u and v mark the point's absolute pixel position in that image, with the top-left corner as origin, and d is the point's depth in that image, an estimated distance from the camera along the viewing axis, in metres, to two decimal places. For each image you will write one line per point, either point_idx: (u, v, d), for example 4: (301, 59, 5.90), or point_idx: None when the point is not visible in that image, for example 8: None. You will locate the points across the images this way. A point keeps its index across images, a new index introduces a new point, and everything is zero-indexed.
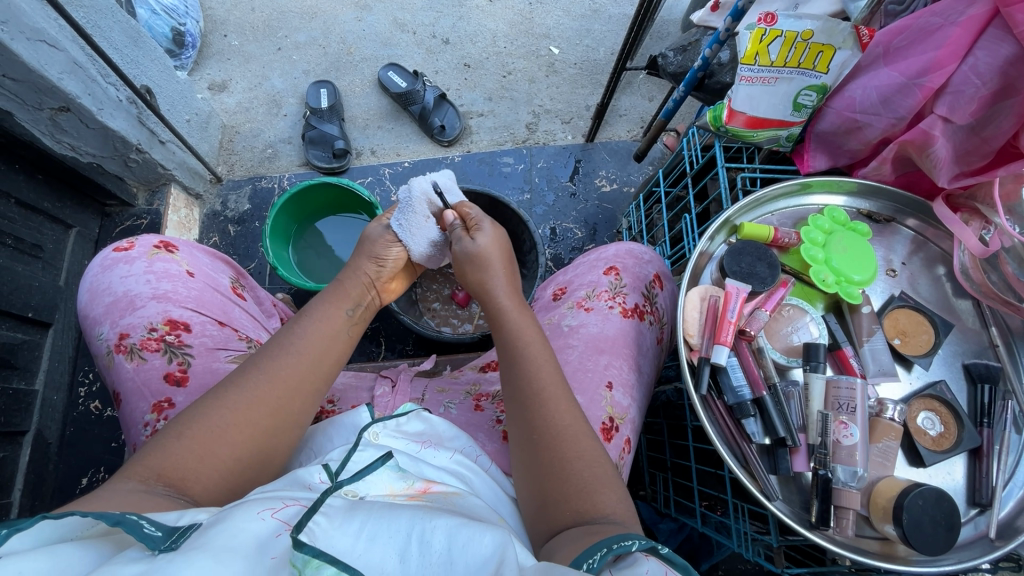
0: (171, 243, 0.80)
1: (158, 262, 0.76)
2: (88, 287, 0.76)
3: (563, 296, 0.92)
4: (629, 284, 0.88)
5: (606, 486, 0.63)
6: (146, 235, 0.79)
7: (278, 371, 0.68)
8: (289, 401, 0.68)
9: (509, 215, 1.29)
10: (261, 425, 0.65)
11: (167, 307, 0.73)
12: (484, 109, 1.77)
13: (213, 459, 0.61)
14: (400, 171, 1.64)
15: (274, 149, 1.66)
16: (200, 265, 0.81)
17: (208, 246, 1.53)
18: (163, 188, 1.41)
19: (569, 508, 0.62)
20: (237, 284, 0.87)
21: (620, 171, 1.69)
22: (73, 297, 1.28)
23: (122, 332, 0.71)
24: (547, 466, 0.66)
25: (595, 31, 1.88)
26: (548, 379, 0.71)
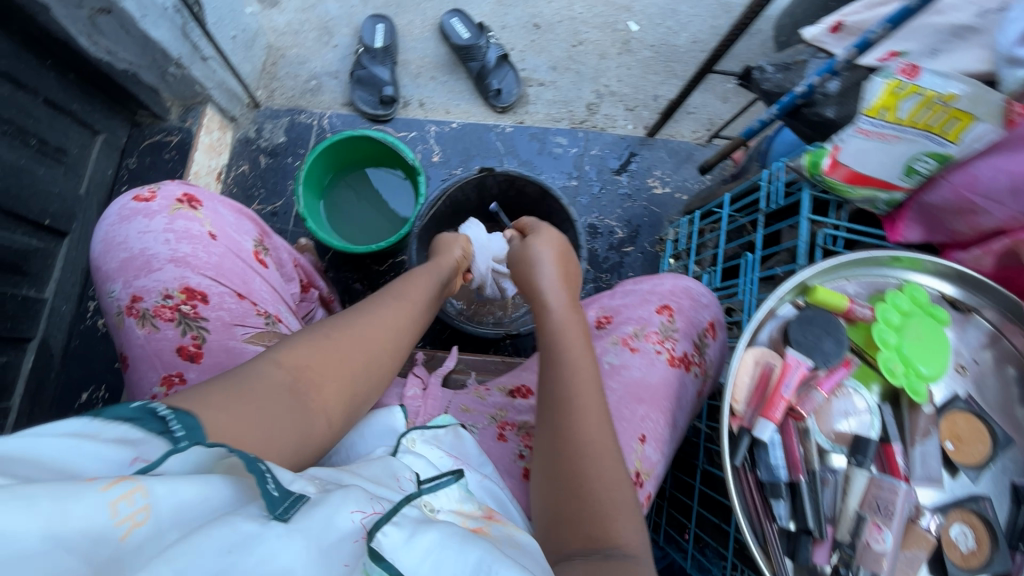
0: (195, 197, 0.75)
1: (178, 219, 0.71)
2: (104, 238, 0.72)
3: (607, 327, 0.86)
4: (681, 329, 0.84)
5: (618, 510, 0.60)
6: (170, 186, 0.75)
7: (385, 325, 0.79)
8: (387, 359, 0.77)
9: (560, 212, 1.19)
10: (369, 369, 0.73)
11: (185, 273, 0.68)
12: (546, 78, 1.64)
13: (330, 391, 0.68)
14: (446, 131, 1.54)
15: (318, 82, 1.55)
16: (223, 225, 0.76)
17: (237, 174, 1.46)
18: (199, 106, 1.32)
19: (584, 528, 0.59)
20: (262, 247, 0.82)
21: (676, 175, 1.58)
22: (92, 207, 1.22)
23: (135, 294, 0.68)
24: (567, 474, 0.62)
25: (680, 14, 1.73)
26: (581, 380, 0.69)
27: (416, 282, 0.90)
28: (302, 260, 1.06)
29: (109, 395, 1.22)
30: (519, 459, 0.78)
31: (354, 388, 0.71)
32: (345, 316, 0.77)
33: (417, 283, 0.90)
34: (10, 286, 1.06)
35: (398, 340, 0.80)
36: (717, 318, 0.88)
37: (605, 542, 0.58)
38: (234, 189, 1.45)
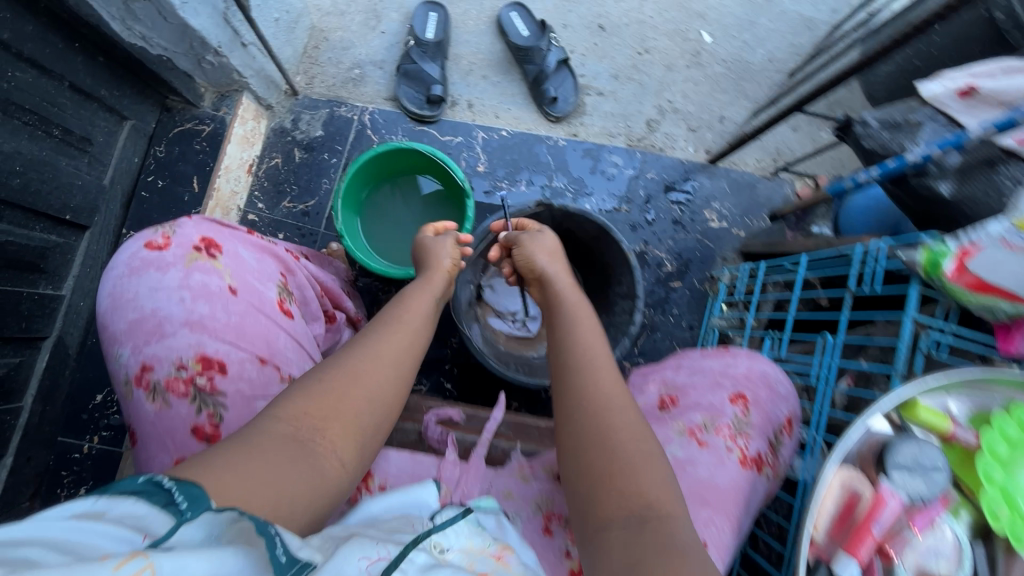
0: (214, 242, 0.69)
1: (195, 271, 0.65)
2: (111, 292, 0.65)
3: (673, 411, 0.88)
4: (754, 425, 0.84)
5: (647, 460, 0.64)
6: (188, 228, 0.69)
7: (387, 344, 0.76)
8: (392, 385, 0.72)
9: (616, 253, 1.09)
10: (374, 399, 0.69)
11: (201, 339, 0.63)
12: (606, 88, 1.51)
13: (339, 427, 0.64)
14: (494, 139, 1.43)
15: (361, 71, 1.44)
16: (245, 274, 0.69)
17: (268, 166, 1.36)
18: (234, 94, 1.23)
19: (625, 492, 0.61)
20: (286, 292, 0.75)
21: (736, 208, 1.47)
22: (116, 198, 1.14)
23: (145, 362, 0.62)
24: (597, 444, 0.66)
25: (758, 27, 1.58)
26: (597, 365, 0.75)
27: (411, 299, 0.88)
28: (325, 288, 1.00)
29: None
30: (565, 556, 0.70)
31: (361, 424, 0.67)
32: (338, 353, 0.73)
33: (413, 300, 0.88)
34: (26, 285, 0.98)
35: (402, 359, 0.76)
36: (793, 413, 0.88)
37: (651, 504, 0.59)
38: (265, 184, 1.35)
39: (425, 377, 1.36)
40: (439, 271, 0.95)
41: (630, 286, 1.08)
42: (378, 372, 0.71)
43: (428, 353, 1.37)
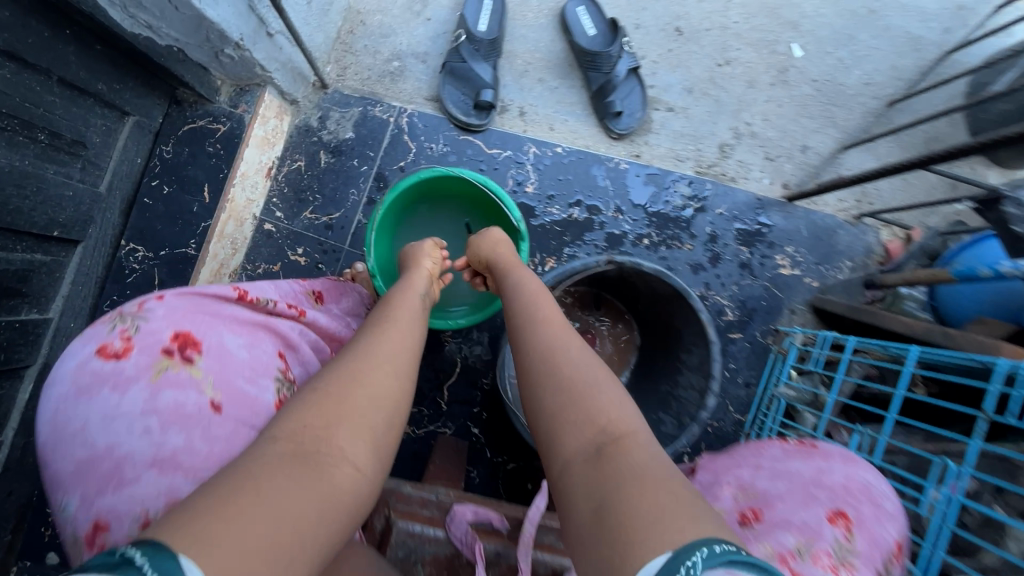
0: (190, 338, 0.56)
1: (165, 388, 0.52)
2: (52, 416, 0.51)
3: (758, 531, 0.66)
4: (864, 551, 0.61)
5: (601, 392, 0.63)
6: (156, 321, 0.55)
7: (385, 343, 0.70)
8: (398, 382, 0.66)
9: (689, 319, 0.94)
10: (377, 400, 0.62)
11: (176, 483, 0.49)
12: (677, 103, 1.33)
13: (345, 430, 0.57)
14: (547, 155, 1.26)
15: (401, 64, 1.25)
16: (233, 377, 0.57)
17: (290, 169, 1.19)
18: (255, 89, 1.06)
19: (581, 424, 0.60)
20: (284, 385, 0.64)
21: (811, 255, 1.30)
22: (113, 205, 0.99)
23: (99, 521, 0.48)
24: (563, 395, 0.64)
25: (857, 43, 1.37)
26: (551, 324, 0.75)
27: (400, 300, 0.83)
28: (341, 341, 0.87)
29: None
30: None
31: (371, 424, 0.60)
32: (335, 359, 0.67)
33: (403, 300, 0.83)
34: (5, 314, 0.83)
35: (403, 354, 0.70)
36: (904, 538, 0.66)
37: (607, 431, 0.58)
38: (286, 190, 1.19)
39: (451, 419, 1.22)
40: (417, 276, 0.91)
41: (701, 360, 0.93)
42: (383, 374, 0.65)
43: (456, 393, 1.23)
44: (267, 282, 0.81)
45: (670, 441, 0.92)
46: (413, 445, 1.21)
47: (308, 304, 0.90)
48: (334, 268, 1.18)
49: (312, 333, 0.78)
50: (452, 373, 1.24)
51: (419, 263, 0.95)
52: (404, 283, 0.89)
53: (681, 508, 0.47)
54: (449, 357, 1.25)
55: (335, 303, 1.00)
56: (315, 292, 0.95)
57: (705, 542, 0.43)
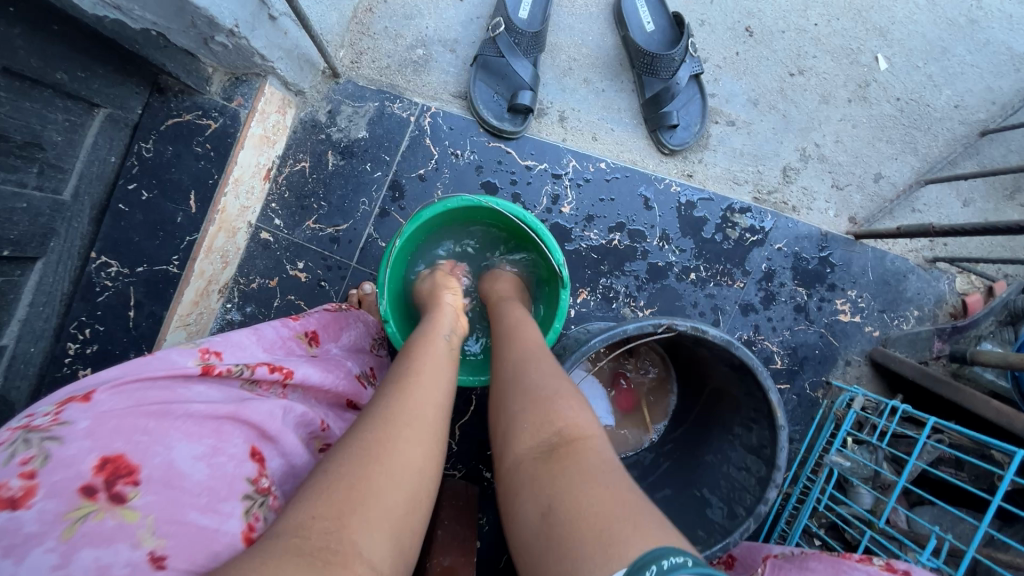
0: (121, 465, 0.44)
1: (82, 546, 0.40)
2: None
3: None
4: None
5: (565, 396, 0.61)
6: (74, 444, 0.43)
7: (407, 403, 0.58)
8: (427, 456, 0.55)
9: (752, 393, 0.80)
10: (403, 476, 0.52)
11: None
12: (740, 116, 1.16)
13: (362, 519, 0.48)
14: (588, 170, 1.09)
15: (425, 52, 1.07)
16: (182, 511, 0.45)
17: (293, 171, 1.03)
18: (252, 79, 0.90)
19: (536, 426, 0.58)
20: (258, 502, 0.50)
21: (876, 301, 1.16)
22: (81, 213, 0.83)
23: None
24: (529, 404, 0.60)
25: (951, 58, 1.19)
26: (524, 342, 0.71)
27: (425, 350, 0.67)
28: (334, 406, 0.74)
29: None
30: None
31: (391, 509, 0.50)
32: (352, 431, 0.56)
33: (428, 351, 0.67)
34: None
35: (435, 422, 0.59)
36: None
37: (562, 434, 0.56)
38: (287, 194, 1.03)
39: (460, 461, 1.10)
40: (442, 317, 0.76)
41: (763, 441, 0.80)
42: (409, 448, 0.54)
43: (469, 433, 1.11)
44: (245, 333, 0.67)
45: (721, 534, 0.80)
46: None
47: (300, 351, 0.75)
48: (339, 289, 1.03)
49: (300, 407, 0.63)
50: (466, 411, 1.11)
51: (439, 302, 0.79)
52: (428, 324, 0.74)
53: (636, 519, 0.46)
54: (463, 393, 1.11)
55: (334, 341, 0.84)
56: (310, 333, 0.80)
57: (657, 553, 0.42)
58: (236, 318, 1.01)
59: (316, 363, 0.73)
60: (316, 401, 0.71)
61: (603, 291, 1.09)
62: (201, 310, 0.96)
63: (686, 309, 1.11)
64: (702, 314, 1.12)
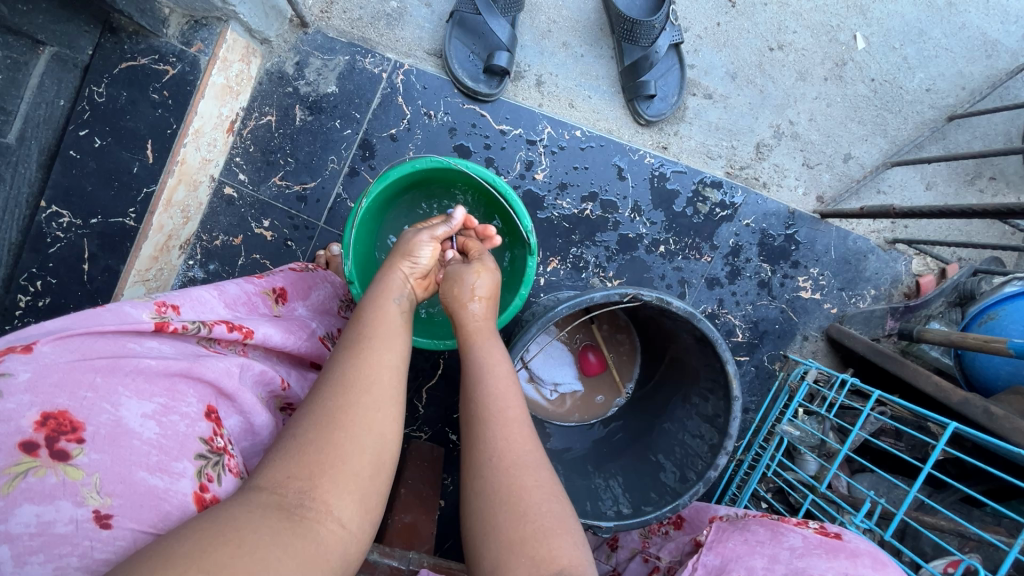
0: (64, 422, 0.44)
1: (23, 501, 0.41)
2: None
3: None
4: None
5: (560, 524, 0.55)
6: (14, 398, 0.43)
7: (364, 366, 0.56)
8: (388, 418, 0.54)
9: (710, 364, 0.83)
10: (371, 446, 0.52)
11: None
12: (718, 90, 1.15)
13: (334, 480, 0.49)
14: (563, 138, 1.08)
15: (400, 4, 1.03)
16: (130, 472, 0.45)
17: (258, 125, 0.99)
18: (213, 24, 0.86)
19: (534, 561, 0.52)
20: (213, 461, 0.50)
21: (837, 279, 1.19)
22: (27, 159, 0.80)
23: None
24: (507, 494, 0.56)
25: (927, 41, 1.20)
26: (509, 417, 0.61)
27: (374, 312, 0.64)
28: (295, 368, 0.74)
29: None
30: None
31: (358, 473, 0.50)
32: (313, 395, 0.55)
33: (385, 312, 0.65)
34: None
35: (400, 379, 0.58)
36: None
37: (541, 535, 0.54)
38: (252, 149, 0.99)
39: (427, 423, 1.12)
40: (397, 277, 0.70)
41: (717, 411, 0.84)
42: (370, 413, 0.53)
43: (436, 396, 1.12)
44: (206, 289, 0.66)
45: (671, 496, 0.83)
46: None
47: (264, 309, 0.74)
48: (306, 249, 1.01)
49: (259, 364, 0.63)
50: (434, 374, 1.12)
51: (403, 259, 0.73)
52: (379, 286, 0.69)
53: None
54: (431, 357, 1.12)
55: (301, 300, 0.83)
56: (276, 290, 0.79)
57: None
58: (199, 276, 0.99)
59: (279, 322, 0.72)
60: (279, 359, 0.72)
61: (573, 260, 1.10)
62: (161, 266, 0.94)
63: (654, 281, 1.13)
64: (669, 286, 1.14)
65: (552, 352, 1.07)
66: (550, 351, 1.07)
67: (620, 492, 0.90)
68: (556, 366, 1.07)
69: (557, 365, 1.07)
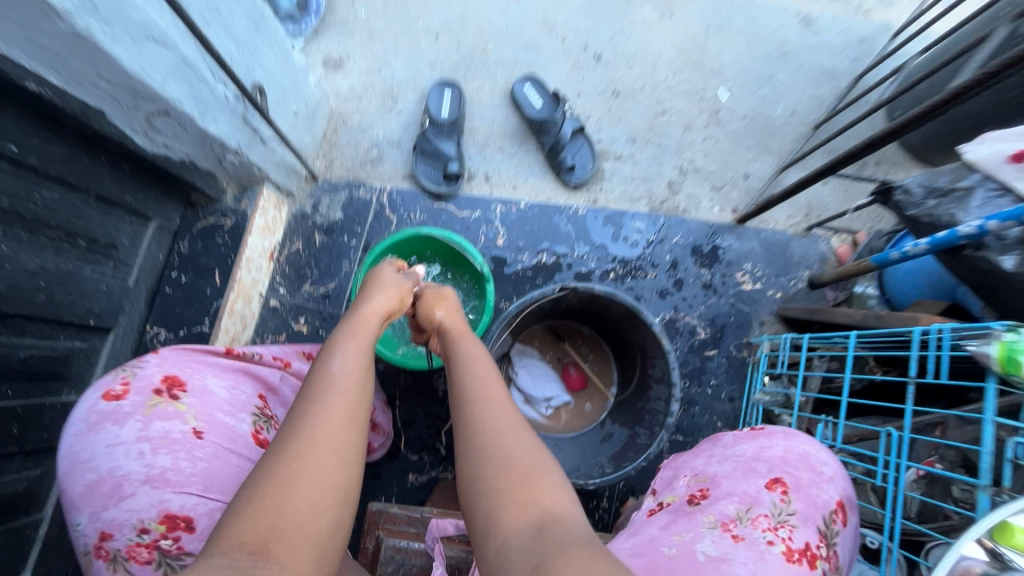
0: (176, 380, 0.64)
1: (156, 420, 0.60)
2: (67, 453, 0.58)
3: (702, 504, 0.79)
4: (798, 512, 0.75)
5: (540, 469, 0.66)
6: (150, 367, 0.63)
7: (313, 432, 0.63)
8: (337, 461, 0.62)
9: (648, 336, 1.04)
10: (320, 499, 0.59)
11: (166, 496, 0.58)
12: (624, 152, 1.49)
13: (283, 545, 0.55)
14: (512, 211, 1.42)
15: (379, 151, 1.45)
16: (214, 412, 0.65)
17: (290, 252, 1.37)
18: (255, 187, 1.25)
19: (522, 503, 0.63)
20: (262, 420, 0.71)
21: (769, 269, 1.40)
22: (139, 297, 1.16)
23: (105, 530, 0.57)
24: (491, 455, 0.68)
25: (777, 81, 1.55)
26: (487, 391, 0.77)
27: (327, 369, 0.71)
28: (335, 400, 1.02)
29: None
30: None
31: (312, 533, 0.58)
32: (265, 459, 0.61)
33: (336, 365, 0.71)
34: (49, 395, 0.98)
35: (346, 438, 0.65)
36: (843, 498, 0.79)
37: (521, 483, 0.65)
38: (287, 269, 1.35)
39: (450, 463, 1.30)
40: (363, 326, 0.82)
41: (663, 371, 1.02)
42: (325, 464, 0.61)
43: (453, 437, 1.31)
44: (268, 347, 0.94)
45: (645, 451, 0.98)
46: (417, 491, 1.28)
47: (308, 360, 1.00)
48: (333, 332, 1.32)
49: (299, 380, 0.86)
50: (448, 418, 1.31)
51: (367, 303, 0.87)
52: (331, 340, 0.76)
53: (584, 551, 0.55)
54: (444, 403, 1.32)
55: None
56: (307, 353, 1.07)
57: None
58: None
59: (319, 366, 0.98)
60: None
61: None
62: None
63: None
64: None
65: (536, 374, 1.27)
66: (533, 374, 1.26)
67: (607, 465, 1.05)
68: (543, 386, 1.26)
69: (545, 385, 1.26)
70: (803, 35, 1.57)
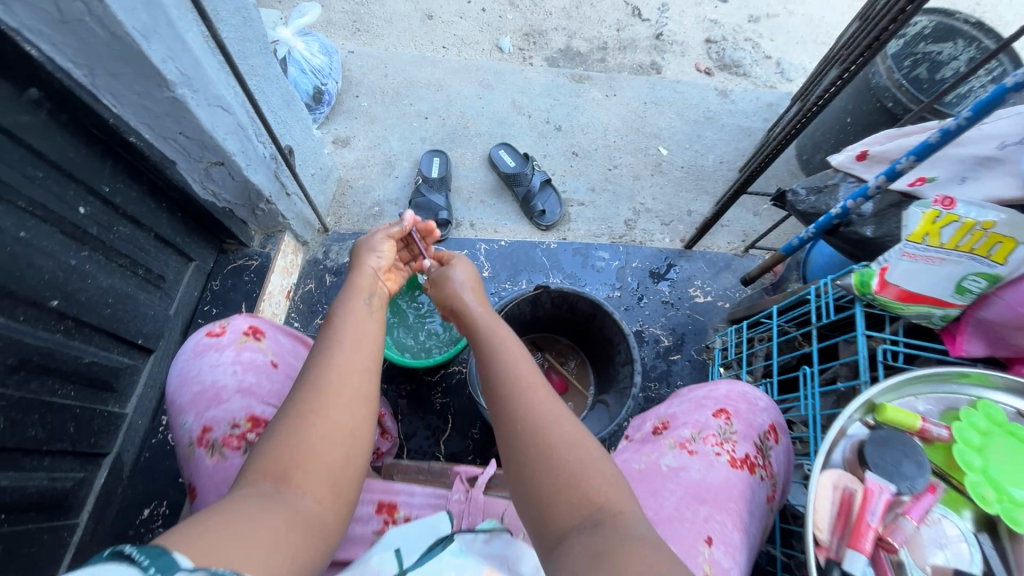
0: (258, 328, 0.87)
1: (245, 351, 0.83)
2: (180, 373, 0.82)
3: (665, 432, 0.90)
4: (740, 432, 0.87)
5: (593, 466, 0.65)
6: (239, 319, 0.86)
7: (334, 397, 0.72)
8: (350, 411, 0.72)
9: (612, 326, 1.24)
10: (335, 438, 0.70)
11: (251, 403, 0.79)
12: (585, 199, 1.79)
13: (304, 473, 0.66)
14: (495, 248, 1.67)
15: (380, 208, 1.73)
16: (284, 353, 0.87)
17: (303, 291, 1.58)
18: (278, 234, 1.50)
19: (573, 500, 0.62)
20: None
21: (716, 284, 1.64)
22: (176, 327, 1.35)
23: (206, 425, 0.77)
24: (533, 443, 0.68)
25: (705, 139, 1.90)
26: (524, 380, 0.76)
27: (347, 346, 0.79)
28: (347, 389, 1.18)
29: (169, 512, 1.25)
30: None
31: (331, 463, 0.68)
32: (290, 404, 0.72)
33: (353, 342, 0.80)
34: (99, 403, 1.14)
35: (359, 391, 0.75)
36: (777, 422, 0.92)
37: (568, 479, 0.64)
38: (302, 306, 1.56)
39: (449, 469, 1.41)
40: (356, 292, 0.91)
41: (627, 353, 1.21)
42: (337, 412, 0.71)
43: (451, 445, 1.43)
44: None
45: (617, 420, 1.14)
46: None
47: None
48: None
49: None
50: (446, 428, 1.45)
51: (364, 265, 0.98)
52: (347, 322, 0.83)
53: (644, 547, 0.54)
54: (443, 415, 1.47)
55: None
56: None
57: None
58: None
59: None
60: None
61: None
62: None
63: None
64: None
65: None
66: None
67: None
68: None
69: None
70: (722, 104, 1.96)
